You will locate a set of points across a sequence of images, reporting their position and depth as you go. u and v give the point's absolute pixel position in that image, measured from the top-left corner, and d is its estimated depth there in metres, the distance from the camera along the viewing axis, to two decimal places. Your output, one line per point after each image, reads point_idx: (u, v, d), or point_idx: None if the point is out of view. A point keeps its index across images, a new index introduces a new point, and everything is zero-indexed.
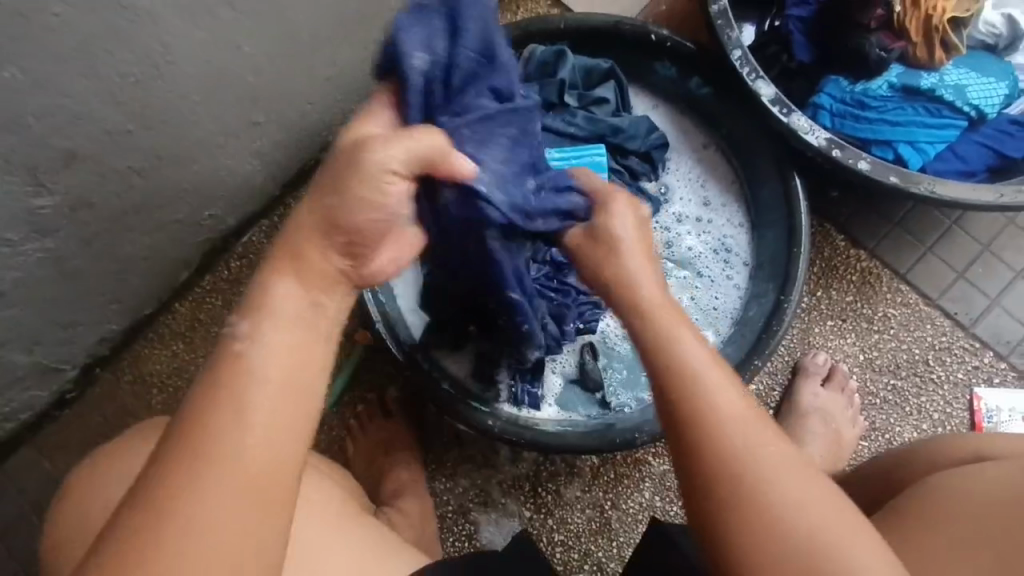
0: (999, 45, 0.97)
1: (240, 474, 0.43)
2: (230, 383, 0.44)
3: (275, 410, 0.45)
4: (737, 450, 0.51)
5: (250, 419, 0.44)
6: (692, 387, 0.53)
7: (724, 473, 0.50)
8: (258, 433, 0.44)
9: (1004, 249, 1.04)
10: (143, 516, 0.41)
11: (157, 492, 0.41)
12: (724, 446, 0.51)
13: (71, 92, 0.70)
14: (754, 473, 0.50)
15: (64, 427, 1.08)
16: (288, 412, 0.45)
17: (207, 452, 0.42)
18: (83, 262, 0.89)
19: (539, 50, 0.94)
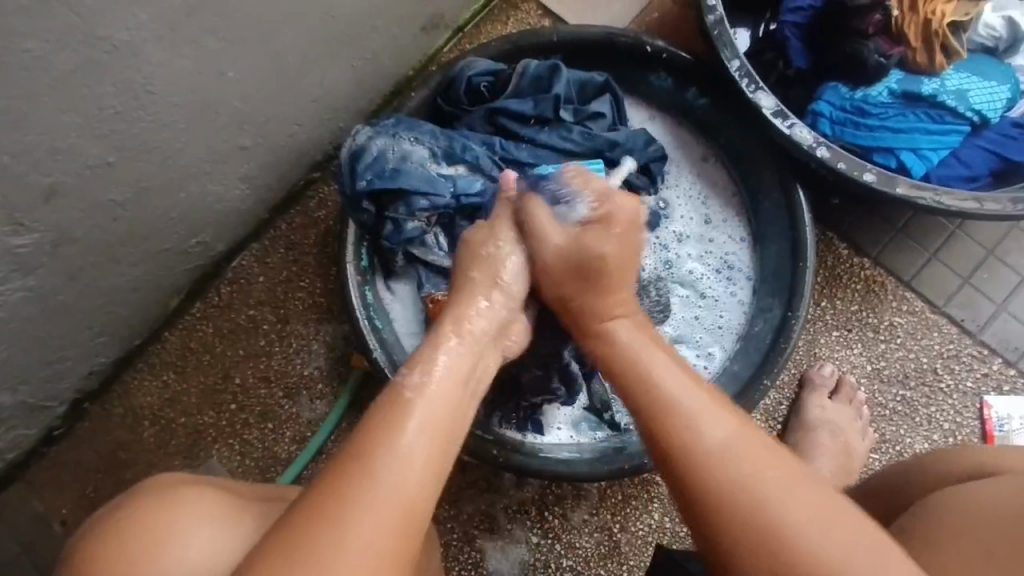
0: (999, 47, 0.96)
1: (399, 503, 0.51)
2: (389, 425, 0.55)
3: (427, 454, 0.54)
4: (701, 439, 0.54)
5: (408, 459, 0.53)
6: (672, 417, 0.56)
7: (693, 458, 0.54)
8: (407, 474, 0.52)
9: (1009, 253, 1.02)
10: (303, 522, 0.49)
11: (307, 511, 0.49)
12: (693, 437, 0.55)
13: (48, 128, 0.67)
14: (755, 484, 0.51)
15: (55, 464, 1.04)
16: (432, 463, 0.54)
17: (364, 482, 0.51)
18: (68, 298, 0.86)
19: (532, 64, 0.91)
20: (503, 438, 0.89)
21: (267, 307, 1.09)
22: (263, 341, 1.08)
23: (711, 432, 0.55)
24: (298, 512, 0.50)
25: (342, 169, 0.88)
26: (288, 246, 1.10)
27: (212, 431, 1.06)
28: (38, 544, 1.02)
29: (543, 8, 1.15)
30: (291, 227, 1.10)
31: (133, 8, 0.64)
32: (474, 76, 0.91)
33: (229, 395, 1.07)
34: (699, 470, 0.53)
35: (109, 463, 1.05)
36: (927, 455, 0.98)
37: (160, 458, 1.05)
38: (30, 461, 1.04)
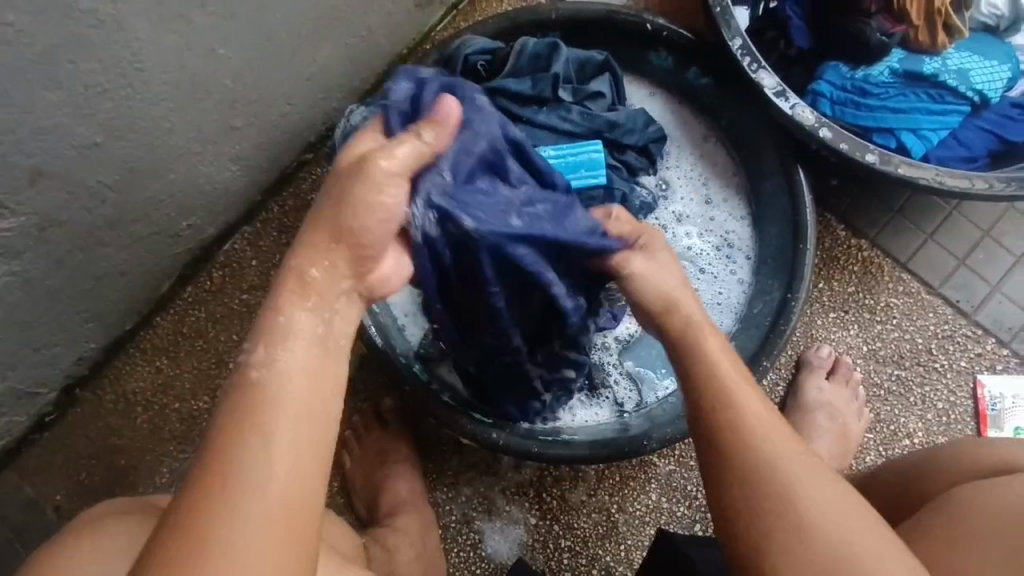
0: (1000, 27, 0.95)
1: (276, 501, 0.46)
2: (248, 427, 0.48)
3: (296, 433, 0.49)
4: (781, 479, 0.58)
5: (272, 472, 0.47)
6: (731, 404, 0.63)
7: (757, 486, 0.59)
8: (280, 483, 0.47)
9: (1005, 234, 1.03)
10: (176, 553, 0.44)
11: (170, 545, 0.44)
12: (755, 462, 0.60)
13: (31, 107, 0.65)
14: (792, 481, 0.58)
15: (46, 451, 1.03)
16: (307, 457, 0.49)
17: (228, 502, 0.45)
18: (57, 283, 0.84)
19: (531, 43, 0.89)
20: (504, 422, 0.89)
21: (260, 292, 1.07)
22: (256, 325, 1.07)
23: (777, 449, 0.60)
24: (156, 548, 0.44)
25: (337, 150, 0.86)
26: (281, 229, 1.08)
27: (207, 416, 1.05)
28: (29, 532, 1.00)
29: None
30: (284, 210, 1.08)
31: None
32: (471, 53, 0.89)
33: (223, 380, 1.06)
34: (761, 486, 0.58)
35: (101, 450, 1.04)
36: (921, 435, 0.99)
37: (153, 444, 1.04)
38: (20, 448, 1.02)
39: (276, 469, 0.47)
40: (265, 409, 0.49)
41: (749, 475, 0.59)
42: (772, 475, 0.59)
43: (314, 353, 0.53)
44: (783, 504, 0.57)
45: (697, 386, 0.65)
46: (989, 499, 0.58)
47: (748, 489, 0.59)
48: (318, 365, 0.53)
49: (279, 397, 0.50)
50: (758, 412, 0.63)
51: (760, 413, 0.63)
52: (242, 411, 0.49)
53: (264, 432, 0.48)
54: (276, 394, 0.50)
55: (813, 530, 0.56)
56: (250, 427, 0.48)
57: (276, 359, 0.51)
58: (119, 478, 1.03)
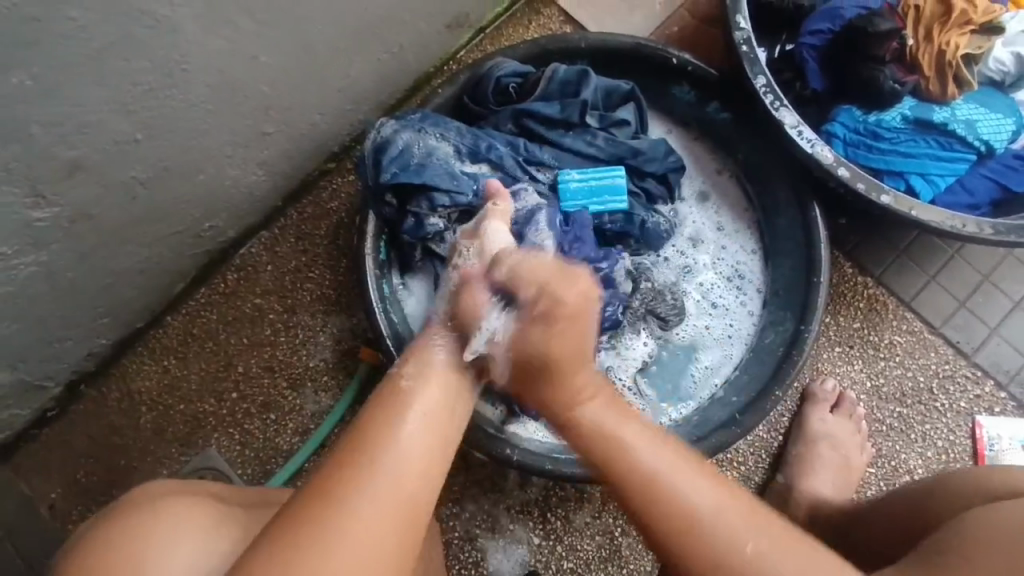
0: (1006, 82, 0.99)
1: (400, 487, 0.51)
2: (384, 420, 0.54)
3: (428, 426, 0.55)
4: (678, 505, 0.55)
5: (397, 464, 0.52)
6: (653, 502, 0.55)
7: (684, 544, 0.54)
8: (397, 480, 0.51)
9: (1004, 279, 1.06)
10: (298, 516, 0.48)
11: (296, 508, 0.49)
12: (676, 501, 0.55)
13: (81, 101, 0.66)
14: (696, 533, 0.54)
15: (46, 448, 1.01)
16: (425, 468, 0.53)
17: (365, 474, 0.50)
18: (78, 276, 0.84)
19: (561, 69, 0.92)
20: (515, 439, 0.90)
21: (273, 296, 1.07)
22: (268, 330, 1.07)
23: (698, 502, 0.55)
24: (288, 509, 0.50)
25: (366, 160, 0.87)
26: (298, 237, 1.09)
27: (212, 419, 1.04)
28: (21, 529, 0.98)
29: (566, 14, 1.17)
30: (302, 217, 1.09)
31: None
32: (503, 76, 0.92)
33: (231, 384, 1.05)
34: (692, 551, 0.54)
35: (102, 448, 1.02)
36: (921, 471, 1.01)
37: (155, 445, 1.03)
38: (20, 443, 1.01)
39: (410, 447, 0.53)
40: (404, 407, 0.56)
41: (665, 533, 0.55)
42: (680, 531, 0.54)
43: (446, 381, 0.60)
44: (719, 546, 0.54)
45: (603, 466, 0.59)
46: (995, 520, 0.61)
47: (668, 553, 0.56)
48: (445, 397, 0.58)
49: (414, 409, 0.56)
50: (655, 455, 0.57)
51: (678, 476, 0.56)
52: (382, 405, 0.55)
53: (396, 425, 0.54)
54: (412, 407, 0.56)
55: (704, 541, 0.54)
56: (384, 419, 0.54)
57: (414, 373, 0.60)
58: (118, 478, 1.01)
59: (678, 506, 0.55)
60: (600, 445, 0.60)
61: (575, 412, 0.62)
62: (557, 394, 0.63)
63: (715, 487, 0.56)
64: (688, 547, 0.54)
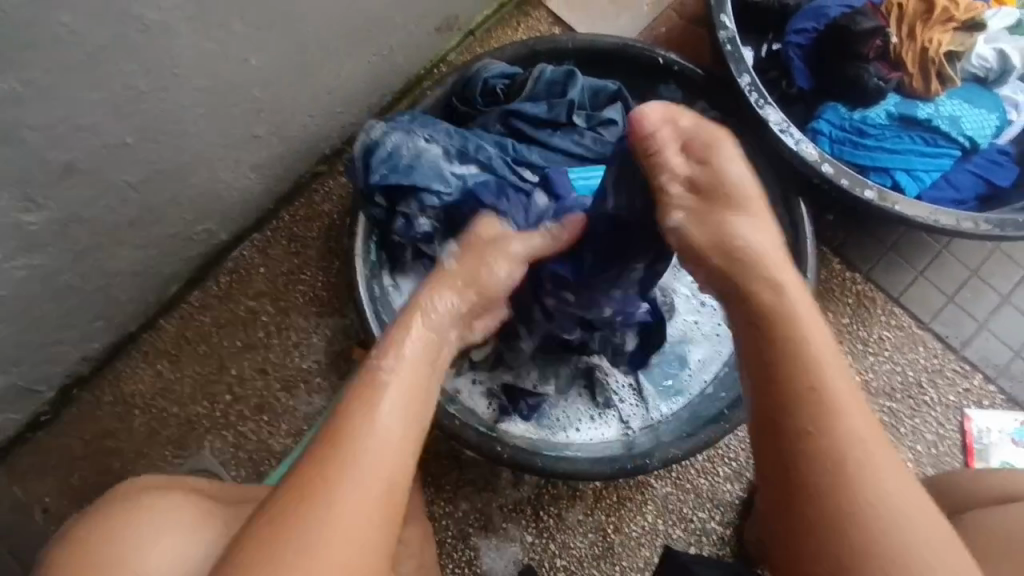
0: (989, 78, 1.00)
1: (389, 473, 0.53)
2: (362, 409, 0.56)
3: (408, 406, 0.58)
4: (840, 410, 0.53)
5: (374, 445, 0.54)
6: (826, 379, 0.54)
7: (800, 374, 0.55)
8: (380, 459, 0.53)
9: (991, 274, 1.07)
10: (291, 505, 0.50)
11: (285, 504, 0.50)
12: (839, 398, 0.54)
13: (72, 105, 0.67)
14: (827, 407, 0.53)
15: (40, 452, 1.02)
16: (405, 443, 0.56)
17: (352, 453, 0.53)
18: (71, 279, 0.84)
19: (548, 70, 0.93)
20: (507, 437, 0.90)
21: (266, 299, 1.08)
22: (261, 332, 1.07)
23: (858, 420, 0.53)
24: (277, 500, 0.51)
25: (356, 163, 0.88)
26: (290, 239, 1.09)
27: (206, 421, 1.04)
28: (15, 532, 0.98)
29: (554, 16, 1.18)
30: (294, 219, 1.10)
31: None
32: (491, 77, 0.93)
33: (224, 387, 1.05)
34: (832, 459, 0.52)
35: (96, 451, 1.02)
36: (912, 466, 1.02)
37: (150, 449, 1.03)
38: (14, 447, 1.01)
39: (384, 428, 0.55)
40: (379, 392, 0.57)
41: (810, 426, 0.53)
42: (850, 440, 0.52)
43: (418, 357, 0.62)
44: (837, 421, 0.53)
45: (769, 334, 0.58)
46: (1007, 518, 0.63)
47: (812, 426, 0.53)
48: (415, 374, 0.61)
49: (389, 390, 0.58)
50: (825, 341, 0.57)
51: (836, 363, 0.56)
52: (357, 395, 0.57)
53: (373, 412, 0.56)
54: (388, 388, 0.58)
55: (847, 473, 0.51)
56: (365, 408, 0.56)
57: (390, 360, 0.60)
58: (112, 482, 1.02)
59: (836, 396, 0.54)
60: (776, 323, 0.58)
61: (759, 304, 0.60)
62: (740, 274, 0.64)
63: (866, 415, 0.54)
64: (819, 454, 0.52)
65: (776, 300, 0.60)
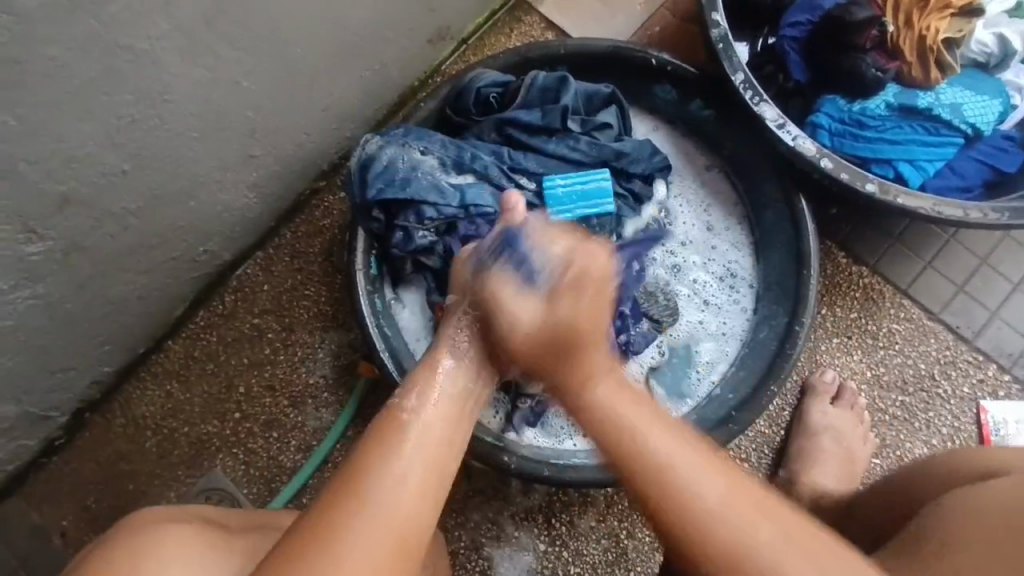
0: (991, 63, 0.98)
1: (405, 518, 0.49)
2: (382, 450, 0.52)
3: (435, 444, 0.54)
4: (679, 494, 0.50)
5: (395, 500, 0.49)
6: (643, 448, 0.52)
7: (641, 461, 0.52)
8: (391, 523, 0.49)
9: (1002, 262, 1.05)
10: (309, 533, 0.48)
11: (303, 535, 0.48)
12: (647, 461, 0.52)
13: (67, 137, 0.67)
14: (665, 488, 0.50)
15: (55, 477, 1.03)
16: (425, 494, 0.51)
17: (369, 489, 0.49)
18: (75, 307, 0.85)
19: (540, 76, 0.93)
20: (514, 445, 0.90)
21: (271, 316, 1.09)
22: (267, 349, 1.08)
23: (705, 496, 0.50)
24: (300, 527, 0.48)
25: (353, 178, 0.89)
26: (293, 255, 1.10)
27: (216, 440, 1.05)
28: (35, 557, 1.00)
29: (546, 21, 1.18)
30: (295, 236, 1.10)
31: (154, 18, 0.65)
32: (483, 86, 0.93)
33: (233, 405, 1.06)
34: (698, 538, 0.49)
35: (109, 474, 1.04)
36: (927, 459, 1.00)
37: (163, 469, 1.04)
38: (29, 474, 1.02)
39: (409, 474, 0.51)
40: (402, 435, 0.53)
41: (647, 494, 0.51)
42: (693, 524, 0.50)
43: (450, 396, 0.59)
44: (667, 487, 0.51)
45: (598, 426, 0.55)
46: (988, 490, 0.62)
47: (635, 476, 0.52)
48: (453, 423, 0.57)
49: (417, 434, 0.54)
50: (645, 416, 0.54)
51: (680, 450, 0.52)
52: (379, 438, 0.53)
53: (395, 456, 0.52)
54: (420, 438, 0.54)
55: (712, 535, 0.49)
56: (385, 450, 0.52)
57: (417, 404, 0.57)
58: (127, 504, 1.03)
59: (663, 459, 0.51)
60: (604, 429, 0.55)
61: (580, 384, 0.57)
62: (567, 347, 0.58)
63: (726, 483, 0.50)
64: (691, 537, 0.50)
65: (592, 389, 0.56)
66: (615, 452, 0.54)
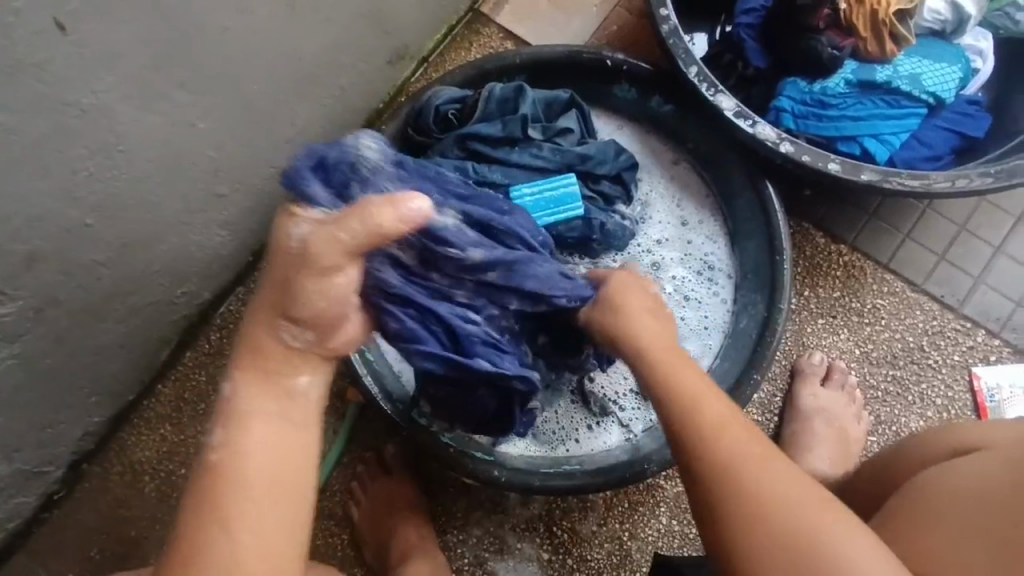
0: (947, 30, 0.98)
1: None
2: (211, 512, 0.52)
3: (264, 474, 0.54)
4: (689, 406, 0.65)
5: (232, 555, 0.51)
6: (692, 403, 0.65)
7: (691, 406, 0.65)
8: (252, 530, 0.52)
9: (981, 227, 1.05)
10: None
11: None
12: (693, 408, 0.65)
13: (24, 199, 0.68)
14: (694, 413, 0.64)
15: (57, 530, 1.03)
16: (270, 546, 0.52)
17: (200, 557, 0.51)
18: (57, 361, 0.86)
19: (497, 88, 0.93)
20: (506, 459, 0.90)
21: None
22: None
23: (720, 419, 0.63)
24: None
25: None
26: None
27: None
28: None
29: (505, 31, 1.18)
30: None
31: (98, 71, 0.66)
32: (441, 103, 0.94)
33: None
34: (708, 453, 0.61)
35: (110, 522, 1.04)
36: (924, 433, 1.00)
37: (163, 512, 1.05)
38: (32, 529, 1.03)
39: (238, 533, 0.52)
40: (224, 480, 0.53)
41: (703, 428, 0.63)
42: (721, 461, 0.60)
43: (270, 410, 0.56)
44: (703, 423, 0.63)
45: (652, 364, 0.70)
46: (951, 478, 0.62)
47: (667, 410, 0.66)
48: (269, 452, 0.55)
49: (239, 474, 0.53)
50: (719, 410, 0.64)
51: (717, 405, 0.65)
52: (204, 488, 0.53)
53: (228, 506, 0.52)
54: (244, 474, 0.53)
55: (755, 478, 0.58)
56: (212, 500, 0.53)
57: (226, 435, 0.55)
58: (131, 551, 1.03)
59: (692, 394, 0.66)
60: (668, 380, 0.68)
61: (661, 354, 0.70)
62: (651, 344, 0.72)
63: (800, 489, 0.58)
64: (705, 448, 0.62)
65: (670, 379, 0.68)
66: (685, 419, 0.64)
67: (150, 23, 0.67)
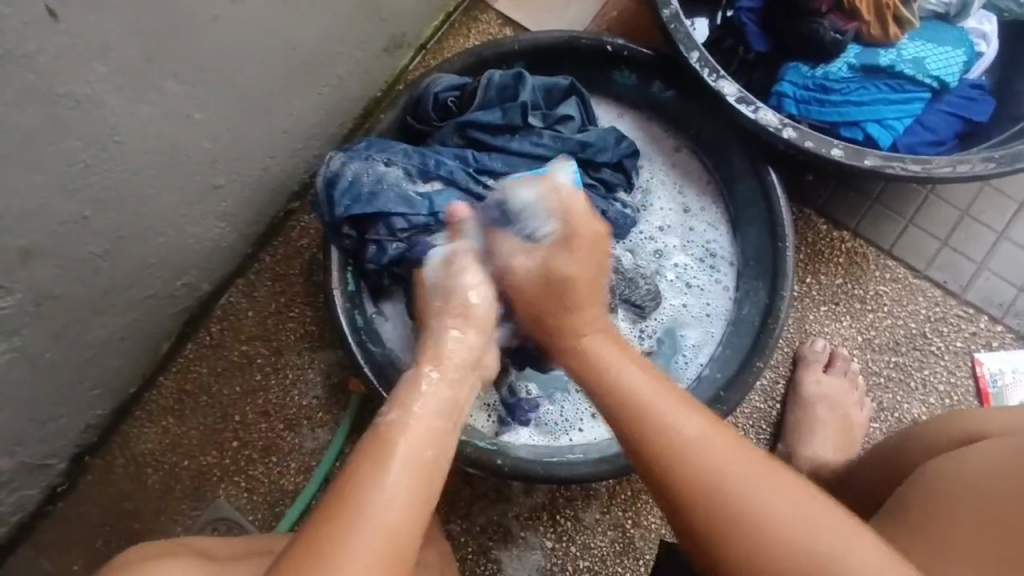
0: (950, 13, 0.97)
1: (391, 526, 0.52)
2: (370, 467, 0.55)
3: (424, 437, 0.60)
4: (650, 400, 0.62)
5: (388, 501, 0.53)
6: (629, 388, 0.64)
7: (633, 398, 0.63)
8: (387, 518, 0.53)
9: (983, 213, 1.04)
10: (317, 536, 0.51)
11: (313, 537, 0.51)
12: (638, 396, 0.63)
13: (20, 192, 0.67)
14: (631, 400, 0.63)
15: (61, 523, 1.04)
16: (413, 500, 0.54)
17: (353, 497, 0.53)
18: (57, 355, 0.86)
19: (496, 75, 0.92)
20: (508, 448, 0.90)
21: (259, 341, 1.09)
22: (258, 375, 1.08)
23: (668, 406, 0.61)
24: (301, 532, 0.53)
25: (320, 197, 0.88)
26: (274, 279, 1.10)
27: (217, 471, 1.05)
28: None
29: (503, 17, 1.17)
30: (274, 259, 1.10)
31: (93, 61, 0.65)
32: (440, 91, 0.92)
33: (230, 434, 1.06)
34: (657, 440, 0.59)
35: (114, 514, 1.04)
36: (927, 419, 1.00)
37: (167, 504, 1.05)
38: (36, 521, 1.03)
39: (391, 479, 0.55)
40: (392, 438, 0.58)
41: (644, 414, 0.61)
42: (690, 445, 0.58)
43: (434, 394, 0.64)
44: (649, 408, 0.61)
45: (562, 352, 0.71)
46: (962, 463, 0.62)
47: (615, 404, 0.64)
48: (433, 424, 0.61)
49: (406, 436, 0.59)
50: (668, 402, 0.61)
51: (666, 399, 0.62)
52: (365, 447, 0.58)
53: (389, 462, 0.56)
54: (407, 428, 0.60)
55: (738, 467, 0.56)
56: (375, 454, 0.57)
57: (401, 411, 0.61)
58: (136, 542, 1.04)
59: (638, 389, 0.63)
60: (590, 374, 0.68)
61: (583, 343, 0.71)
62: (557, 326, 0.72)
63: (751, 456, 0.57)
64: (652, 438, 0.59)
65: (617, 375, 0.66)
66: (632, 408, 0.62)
67: (142, 12, 0.66)
